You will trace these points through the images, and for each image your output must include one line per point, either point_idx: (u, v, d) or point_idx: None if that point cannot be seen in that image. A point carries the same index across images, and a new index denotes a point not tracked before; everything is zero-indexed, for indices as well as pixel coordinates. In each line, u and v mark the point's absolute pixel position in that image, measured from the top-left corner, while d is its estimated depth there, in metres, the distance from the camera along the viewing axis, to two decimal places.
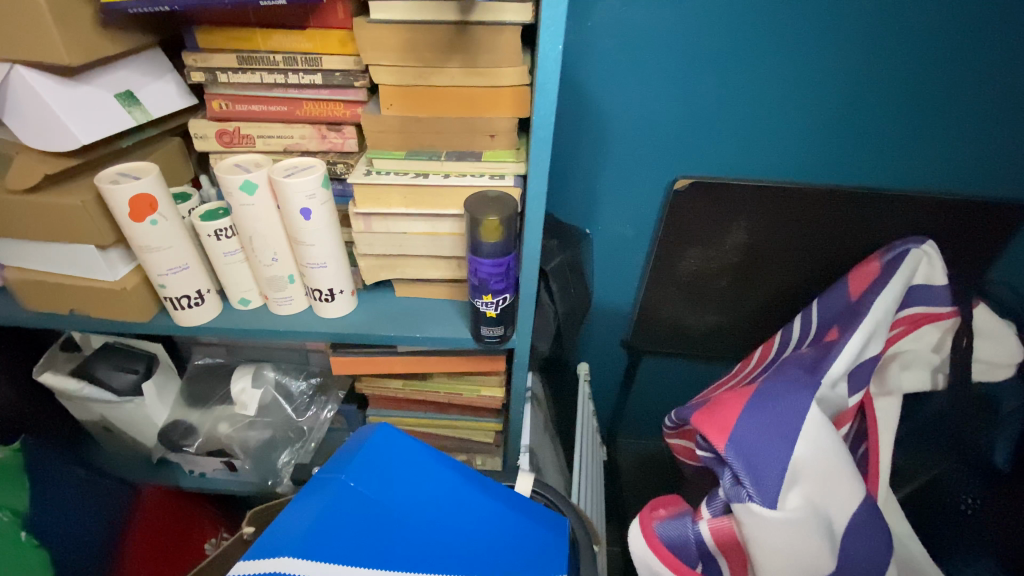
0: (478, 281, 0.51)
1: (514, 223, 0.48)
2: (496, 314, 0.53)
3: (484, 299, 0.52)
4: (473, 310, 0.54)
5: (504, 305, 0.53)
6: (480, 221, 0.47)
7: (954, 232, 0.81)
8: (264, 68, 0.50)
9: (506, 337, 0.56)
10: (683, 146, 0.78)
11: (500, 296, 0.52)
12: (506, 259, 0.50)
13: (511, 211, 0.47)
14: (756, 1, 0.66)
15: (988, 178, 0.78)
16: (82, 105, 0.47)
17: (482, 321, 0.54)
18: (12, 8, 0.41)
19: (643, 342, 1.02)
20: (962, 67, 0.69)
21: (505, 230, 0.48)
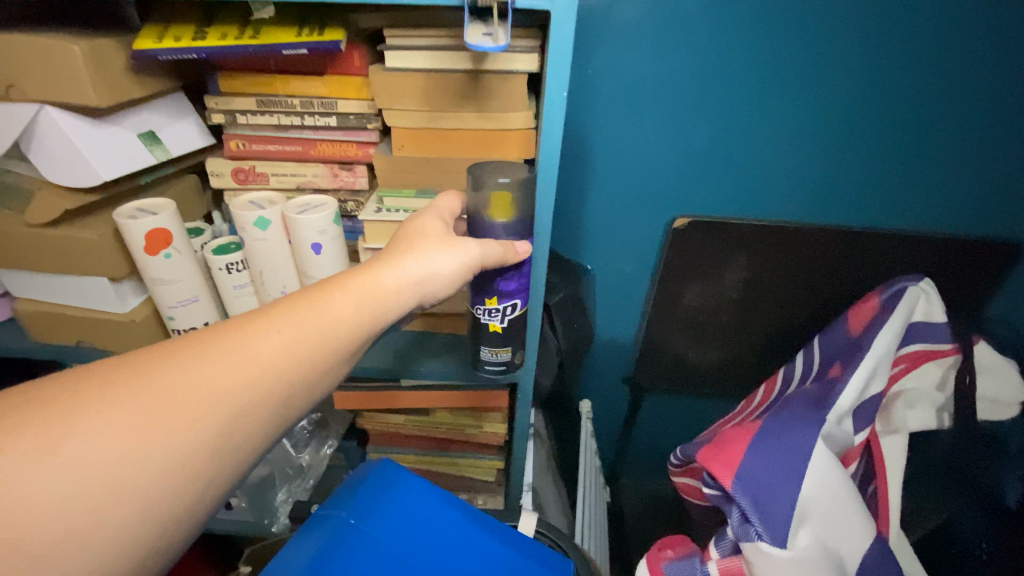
0: (481, 284, 0.49)
1: (527, 200, 0.46)
2: (501, 325, 0.51)
3: (488, 311, 0.51)
4: (474, 324, 0.52)
5: (510, 318, 0.51)
6: (490, 197, 0.45)
7: (950, 270, 0.83)
8: (281, 110, 0.52)
9: (511, 362, 0.54)
10: (682, 185, 0.81)
11: (507, 305, 0.50)
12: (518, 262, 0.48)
13: (522, 187, 0.45)
14: (746, 51, 0.70)
15: (980, 217, 0.80)
16: (105, 145, 0.49)
17: (484, 338, 0.53)
18: (51, 58, 0.44)
19: (647, 380, 1.02)
20: (948, 112, 0.73)
21: (517, 209, 0.46)
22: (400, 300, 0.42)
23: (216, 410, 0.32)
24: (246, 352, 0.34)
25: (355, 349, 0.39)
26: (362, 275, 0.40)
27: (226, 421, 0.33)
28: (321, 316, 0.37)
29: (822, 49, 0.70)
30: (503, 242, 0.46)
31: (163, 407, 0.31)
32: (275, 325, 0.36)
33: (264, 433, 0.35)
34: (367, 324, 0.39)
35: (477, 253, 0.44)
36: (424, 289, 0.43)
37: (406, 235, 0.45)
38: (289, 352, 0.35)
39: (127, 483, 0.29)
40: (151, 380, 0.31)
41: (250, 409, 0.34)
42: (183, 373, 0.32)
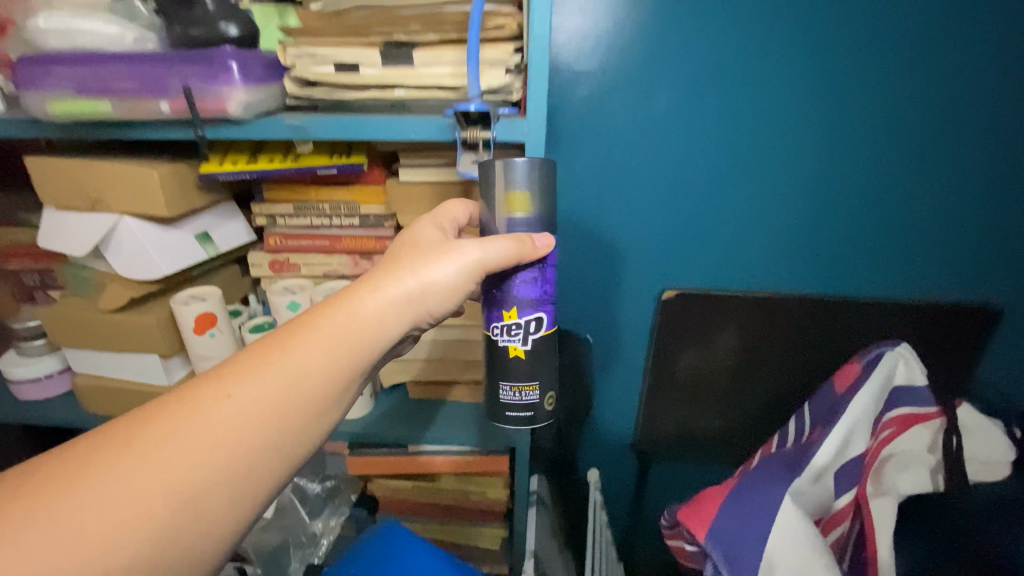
0: (499, 297, 0.48)
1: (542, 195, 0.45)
2: (524, 348, 0.49)
3: (509, 329, 0.49)
4: (496, 353, 0.50)
5: (533, 338, 0.49)
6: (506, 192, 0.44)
7: (933, 336, 0.87)
8: (313, 214, 0.62)
9: (540, 401, 0.51)
10: (666, 262, 0.88)
11: (528, 320, 0.49)
12: (537, 263, 0.47)
13: (536, 177, 0.44)
14: (712, 147, 0.79)
15: (953, 286, 0.85)
16: (169, 246, 0.59)
17: (508, 374, 0.50)
18: (133, 181, 0.55)
19: (653, 447, 1.03)
20: (907, 192, 0.79)
21: (534, 204, 0.45)
22: (389, 325, 0.42)
23: (194, 476, 0.34)
24: (211, 417, 0.35)
25: (348, 358, 0.40)
26: (332, 312, 0.41)
27: (208, 485, 0.34)
28: (286, 369, 0.38)
29: (783, 146, 0.78)
30: (518, 235, 0.44)
31: (148, 476, 0.33)
32: (237, 385, 0.37)
33: (264, 476, 0.37)
34: (345, 360, 0.40)
35: (476, 255, 0.43)
36: (424, 299, 0.43)
37: (412, 246, 0.46)
38: (260, 405, 0.37)
39: (135, 515, 0.32)
40: (133, 452, 0.33)
41: (234, 464, 0.35)
42: (157, 444, 0.34)
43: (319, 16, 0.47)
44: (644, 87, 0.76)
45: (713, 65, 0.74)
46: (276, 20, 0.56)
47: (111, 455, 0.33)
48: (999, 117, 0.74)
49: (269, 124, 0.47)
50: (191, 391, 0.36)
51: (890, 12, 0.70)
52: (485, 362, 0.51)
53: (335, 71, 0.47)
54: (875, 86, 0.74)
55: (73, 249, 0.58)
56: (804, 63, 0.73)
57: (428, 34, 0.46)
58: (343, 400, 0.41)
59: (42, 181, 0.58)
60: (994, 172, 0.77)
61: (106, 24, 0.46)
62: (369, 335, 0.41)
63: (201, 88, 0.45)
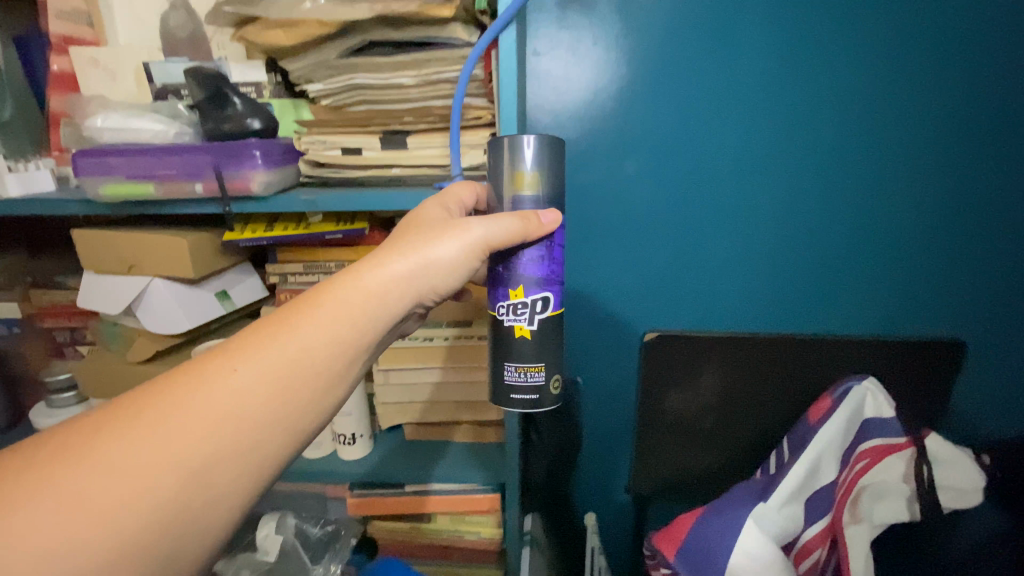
0: (506, 274, 0.50)
1: (550, 176, 0.48)
2: (531, 327, 0.51)
3: (515, 308, 0.50)
4: (502, 331, 0.51)
5: (538, 318, 0.51)
6: (515, 172, 0.47)
7: (911, 372, 0.87)
8: (320, 272, 0.70)
9: (545, 383, 0.52)
10: (647, 305, 0.90)
11: (534, 299, 0.50)
12: (545, 243, 0.49)
13: (542, 153, 0.47)
14: (682, 196, 0.83)
15: (929, 324, 0.86)
16: (192, 303, 0.66)
17: (512, 355, 0.51)
18: (163, 247, 0.63)
19: (646, 490, 1.00)
20: (873, 234, 0.83)
21: (544, 183, 0.48)
22: (392, 302, 0.45)
23: (201, 444, 0.36)
24: (217, 389, 0.38)
25: (353, 332, 0.43)
26: (337, 289, 0.44)
27: (210, 460, 0.37)
28: (290, 343, 0.41)
29: (751, 195, 0.82)
30: (523, 213, 0.46)
31: (159, 443, 0.35)
32: (242, 360, 0.39)
33: (271, 448, 0.40)
34: (347, 336, 0.43)
35: (481, 233, 0.46)
36: (428, 278, 0.46)
37: (417, 226, 0.49)
38: (264, 377, 0.39)
39: (135, 489, 0.34)
40: (134, 431, 0.35)
41: (240, 434, 0.38)
42: (168, 413, 0.36)
43: (327, 109, 0.57)
44: (614, 153, 0.82)
45: (678, 131, 0.80)
46: (291, 112, 0.66)
47: (115, 432, 0.35)
48: (947, 169, 0.79)
49: (285, 200, 0.56)
50: (197, 368, 0.39)
51: (835, 80, 0.76)
52: (491, 343, 0.52)
53: (342, 154, 0.57)
54: (830, 144, 0.79)
55: (109, 307, 0.66)
56: (762, 125, 0.79)
57: (420, 124, 0.56)
58: (347, 372, 0.44)
59: (82, 251, 0.66)
60: (949, 219, 0.81)
61: (155, 123, 0.57)
62: (372, 311, 0.44)
63: (230, 172, 0.54)
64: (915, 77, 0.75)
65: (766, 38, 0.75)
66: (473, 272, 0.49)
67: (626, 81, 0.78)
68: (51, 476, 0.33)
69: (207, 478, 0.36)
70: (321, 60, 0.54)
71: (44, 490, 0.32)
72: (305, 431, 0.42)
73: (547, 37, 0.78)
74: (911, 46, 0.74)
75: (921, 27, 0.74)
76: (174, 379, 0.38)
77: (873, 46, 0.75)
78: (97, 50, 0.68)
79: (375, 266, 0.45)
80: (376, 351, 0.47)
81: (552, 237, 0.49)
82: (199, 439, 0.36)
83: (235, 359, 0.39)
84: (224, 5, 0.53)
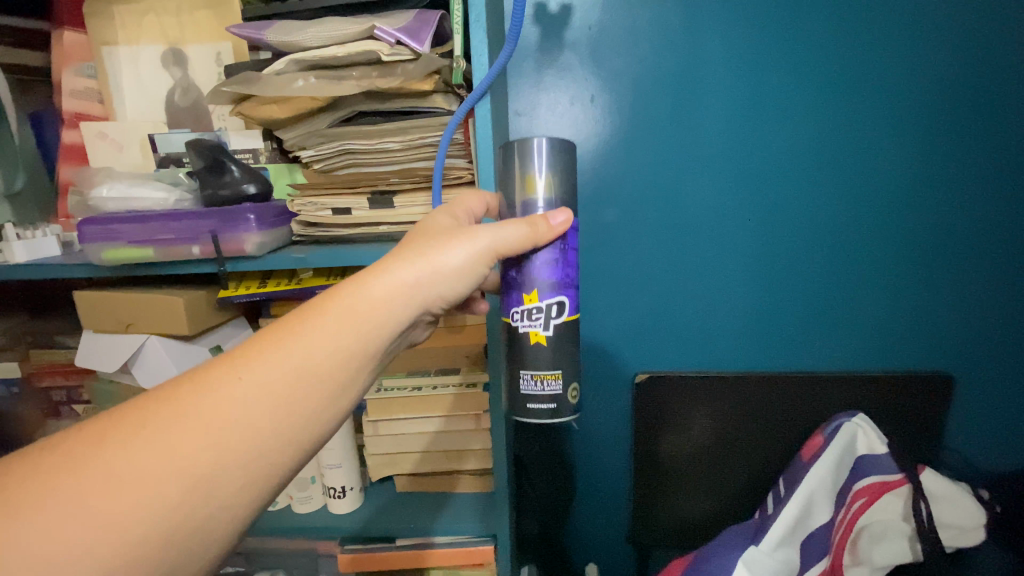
0: (520, 279, 0.51)
1: (561, 179, 0.49)
2: (546, 332, 0.51)
3: (529, 314, 0.51)
4: (517, 337, 0.52)
5: (553, 324, 0.51)
6: (524, 175, 0.49)
7: (902, 409, 0.88)
8: None
9: (562, 393, 0.52)
10: (636, 347, 0.91)
11: (549, 304, 0.51)
12: (559, 247, 0.49)
13: (552, 158, 0.48)
14: (663, 240, 0.86)
15: (914, 358, 0.88)
16: (187, 358, 0.68)
17: (528, 364, 0.52)
18: (160, 306, 0.65)
19: (648, 539, 0.97)
20: (849, 270, 0.85)
21: (554, 186, 0.49)
22: (401, 308, 0.45)
23: (202, 456, 0.36)
24: (220, 397, 0.37)
25: (360, 338, 0.43)
26: (346, 293, 0.44)
27: (214, 468, 0.36)
28: (295, 351, 0.40)
29: (728, 238, 0.85)
30: (529, 220, 0.47)
31: (161, 454, 0.35)
32: (247, 368, 0.39)
33: (274, 460, 0.39)
34: (354, 344, 0.42)
35: (488, 242, 0.47)
36: (435, 286, 0.46)
37: (426, 234, 0.49)
38: (269, 384, 0.39)
39: (139, 500, 0.33)
40: (138, 438, 0.35)
41: (242, 444, 0.37)
42: (172, 420, 0.36)
43: (319, 173, 0.61)
44: (592, 204, 0.86)
45: (647, 183, 0.84)
46: (286, 176, 0.71)
47: (118, 441, 0.34)
48: (906, 210, 0.82)
49: (277, 258, 0.59)
50: (200, 377, 0.38)
51: (798, 128, 0.81)
52: (506, 351, 0.53)
53: (332, 215, 0.60)
54: (792, 189, 0.83)
55: (104, 365, 0.68)
56: (726, 175, 0.83)
57: (405, 184, 0.59)
58: (355, 380, 0.43)
59: (82, 312, 0.68)
60: (915, 257, 0.84)
61: (156, 192, 0.61)
62: (379, 319, 0.44)
63: (225, 235, 0.57)
64: (866, 127, 0.80)
65: (723, 96, 0.81)
66: (479, 280, 0.50)
67: (603, 136, 0.84)
68: (49, 489, 0.32)
69: (209, 492, 0.36)
70: (312, 130, 0.59)
71: (39, 507, 0.31)
72: (307, 448, 0.41)
73: (526, 98, 0.83)
74: (859, 98, 0.79)
75: (867, 81, 0.79)
76: (177, 387, 0.38)
77: (829, 97, 0.80)
78: (104, 124, 0.73)
79: (381, 271, 0.45)
80: (384, 359, 0.47)
81: (565, 241, 0.50)
82: (202, 447, 0.36)
83: (240, 366, 0.39)
84: (222, 86, 0.57)
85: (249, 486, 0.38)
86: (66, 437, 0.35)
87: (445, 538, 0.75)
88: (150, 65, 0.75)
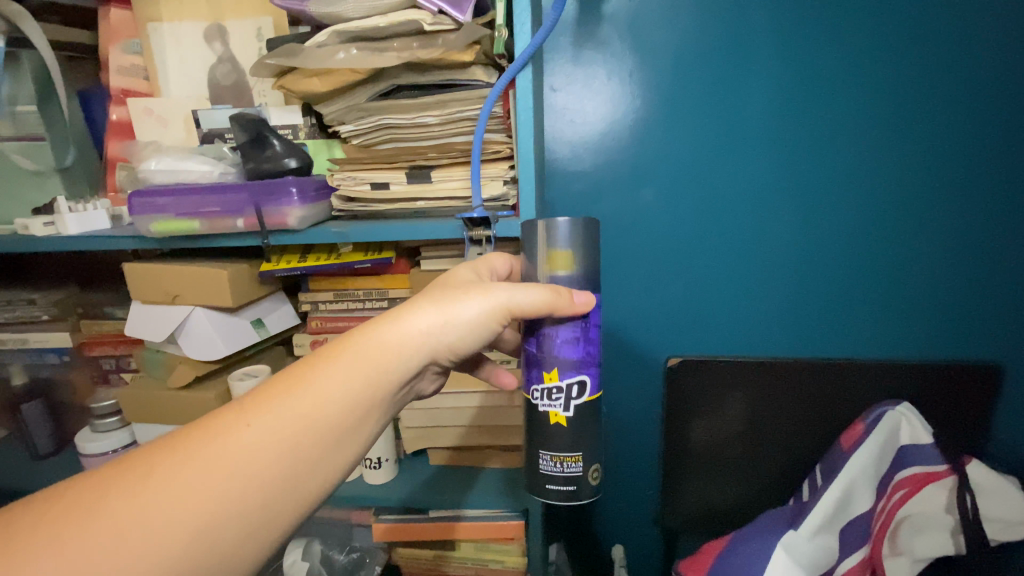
0: (541, 358, 0.51)
1: (585, 256, 0.49)
2: (565, 414, 0.51)
3: (549, 394, 0.51)
4: (536, 414, 0.52)
5: (573, 405, 0.51)
6: (548, 251, 0.48)
7: (949, 398, 0.84)
8: (350, 300, 0.73)
9: (582, 474, 0.52)
10: (669, 330, 0.90)
11: (569, 386, 0.51)
12: (579, 330, 0.49)
13: (576, 236, 0.48)
14: (698, 219, 0.84)
15: (965, 345, 0.84)
16: (231, 329, 0.70)
17: (548, 444, 0.52)
18: (203, 278, 0.67)
19: (676, 522, 0.97)
20: (898, 251, 0.81)
21: (577, 262, 0.49)
22: (414, 362, 0.45)
23: (206, 508, 0.35)
24: (227, 447, 0.37)
25: (368, 387, 0.42)
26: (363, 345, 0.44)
27: (218, 518, 0.35)
28: (305, 397, 0.40)
29: (768, 218, 0.82)
30: (553, 287, 0.46)
31: (166, 507, 0.34)
32: (256, 416, 0.39)
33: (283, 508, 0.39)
34: (361, 398, 0.42)
35: (503, 295, 0.46)
36: (445, 334, 0.46)
37: (446, 286, 0.50)
38: (276, 437, 0.38)
39: (144, 551, 0.33)
40: (147, 487, 0.35)
41: (245, 500, 0.37)
42: (190, 459, 0.36)
43: (358, 148, 0.61)
44: (628, 182, 0.84)
45: (685, 162, 0.82)
46: (325, 151, 0.72)
47: (128, 488, 0.35)
48: (962, 193, 0.78)
49: (319, 231, 0.60)
50: (212, 423, 0.38)
51: (848, 102, 0.77)
52: (527, 429, 0.54)
53: (371, 189, 0.60)
54: (839, 170, 0.79)
55: (152, 334, 0.70)
56: (768, 156, 0.80)
57: (442, 158, 0.59)
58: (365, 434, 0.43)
59: (131, 284, 0.71)
60: (970, 244, 0.80)
61: (201, 165, 0.62)
62: (389, 367, 0.44)
63: (269, 209, 0.58)
64: (922, 101, 0.76)
65: (769, 72, 0.77)
66: (494, 331, 0.49)
67: (641, 111, 0.81)
68: (60, 535, 0.32)
69: (213, 539, 0.35)
70: (352, 104, 0.59)
71: (44, 556, 0.31)
72: (311, 500, 0.40)
73: (563, 73, 0.82)
74: (917, 73, 0.75)
75: (926, 55, 0.74)
76: (191, 432, 0.38)
77: (882, 68, 0.75)
78: (150, 100, 0.75)
79: (395, 317, 0.46)
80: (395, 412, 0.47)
81: (586, 320, 0.49)
82: (214, 490, 0.36)
83: (250, 414, 0.39)
84: (266, 59, 0.57)
85: (257, 533, 0.37)
86: (82, 482, 0.35)
87: (476, 512, 0.76)
88: (193, 42, 0.76)
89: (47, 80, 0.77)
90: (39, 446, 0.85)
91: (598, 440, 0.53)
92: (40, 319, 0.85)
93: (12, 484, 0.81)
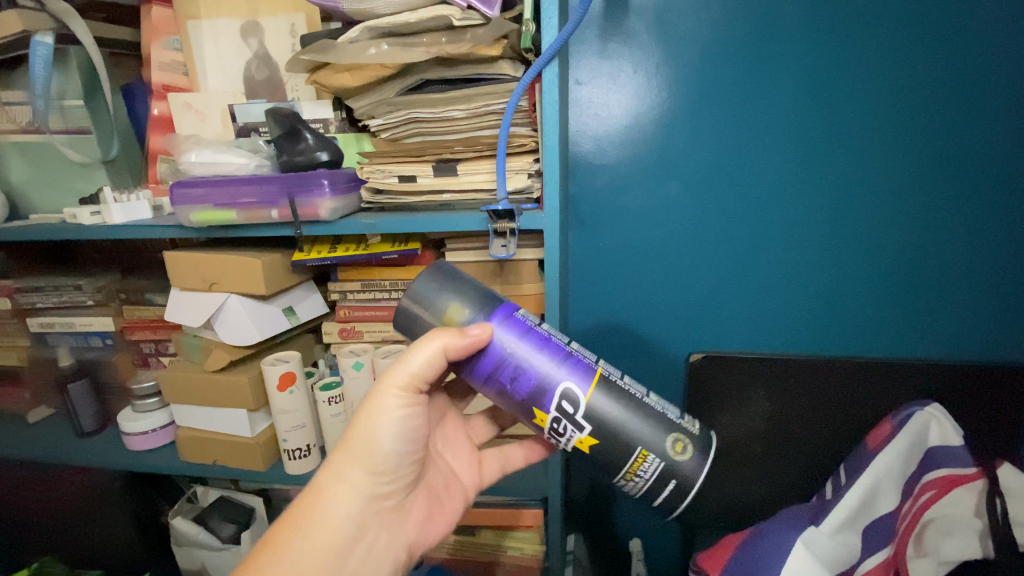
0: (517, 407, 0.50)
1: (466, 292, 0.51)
2: (585, 433, 0.49)
3: (557, 432, 0.50)
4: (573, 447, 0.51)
5: (580, 418, 0.49)
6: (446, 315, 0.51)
7: (986, 398, 0.82)
8: (376, 290, 0.75)
9: (667, 463, 0.48)
10: (691, 326, 0.89)
11: (560, 407, 0.49)
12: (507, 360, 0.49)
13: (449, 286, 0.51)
14: (722, 213, 0.83)
15: (1001, 345, 0.81)
16: (264, 314, 0.73)
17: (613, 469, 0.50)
18: (239, 266, 0.70)
19: (696, 518, 0.96)
20: (931, 248, 0.79)
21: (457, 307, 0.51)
22: (341, 498, 0.50)
23: None
24: None
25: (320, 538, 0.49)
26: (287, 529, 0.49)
27: None
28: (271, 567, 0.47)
29: (795, 211, 0.81)
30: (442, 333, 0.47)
31: None
32: None
33: None
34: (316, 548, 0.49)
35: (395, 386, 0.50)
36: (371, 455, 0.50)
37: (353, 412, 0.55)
38: None
39: None
40: None
41: None
42: None
43: (387, 142, 0.63)
44: (653, 178, 0.84)
45: (711, 157, 0.81)
46: (354, 144, 0.74)
47: None
48: (1003, 188, 0.75)
49: (349, 223, 0.62)
50: None
51: (883, 91, 0.75)
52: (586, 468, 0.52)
53: (399, 181, 0.62)
54: (870, 169, 0.78)
55: (191, 320, 0.74)
56: (799, 152, 0.79)
57: (469, 152, 0.60)
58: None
59: (171, 272, 0.74)
60: (1010, 239, 0.77)
61: (237, 157, 0.65)
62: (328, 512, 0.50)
63: (301, 199, 0.60)
64: (963, 91, 0.73)
65: (800, 67, 0.76)
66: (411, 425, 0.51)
67: (667, 104, 0.81)
68: None
69: None
70: (382, 99, 0.61)
71: None
72: None
73: (589, 66, 0.82)
74: (957, 66, 0.72)
75: (968, 48, 0.72)
76: None
77: (921, 58, 0.73)
78: (189, 95, 0.78)
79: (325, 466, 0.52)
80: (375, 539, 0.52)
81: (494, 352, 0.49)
82: None
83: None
84: (301, 55, 0.59)
85: None
86: None
87: (491, 498, 0.79)
88: (230, 38, 0.79)
89: (92, 76, 0.81)
90: (86, 426, 0.91)
91: (656, 421, 0.49)
92: (86, 304, 0.90)
93: (64, 459, 0.86)
